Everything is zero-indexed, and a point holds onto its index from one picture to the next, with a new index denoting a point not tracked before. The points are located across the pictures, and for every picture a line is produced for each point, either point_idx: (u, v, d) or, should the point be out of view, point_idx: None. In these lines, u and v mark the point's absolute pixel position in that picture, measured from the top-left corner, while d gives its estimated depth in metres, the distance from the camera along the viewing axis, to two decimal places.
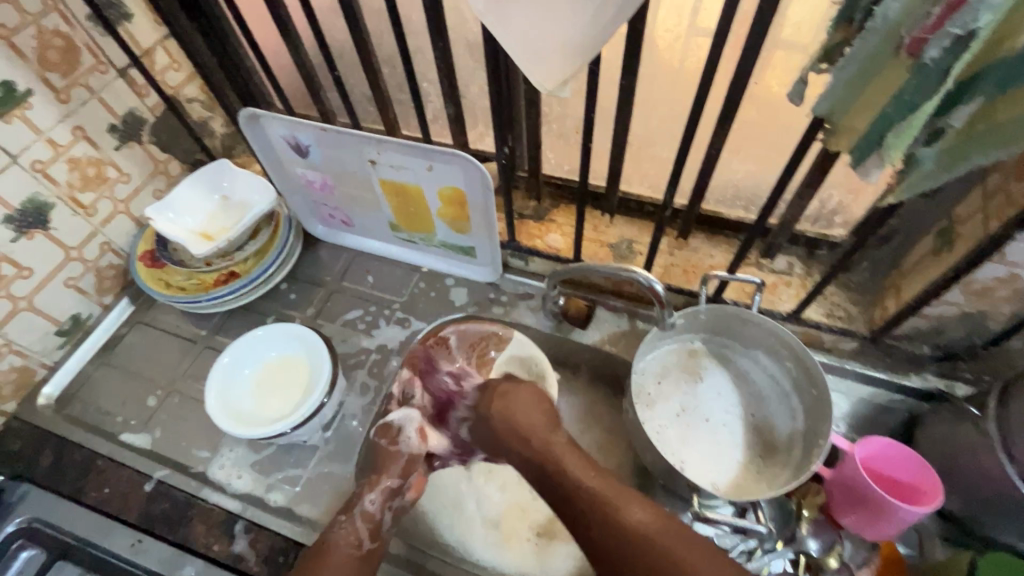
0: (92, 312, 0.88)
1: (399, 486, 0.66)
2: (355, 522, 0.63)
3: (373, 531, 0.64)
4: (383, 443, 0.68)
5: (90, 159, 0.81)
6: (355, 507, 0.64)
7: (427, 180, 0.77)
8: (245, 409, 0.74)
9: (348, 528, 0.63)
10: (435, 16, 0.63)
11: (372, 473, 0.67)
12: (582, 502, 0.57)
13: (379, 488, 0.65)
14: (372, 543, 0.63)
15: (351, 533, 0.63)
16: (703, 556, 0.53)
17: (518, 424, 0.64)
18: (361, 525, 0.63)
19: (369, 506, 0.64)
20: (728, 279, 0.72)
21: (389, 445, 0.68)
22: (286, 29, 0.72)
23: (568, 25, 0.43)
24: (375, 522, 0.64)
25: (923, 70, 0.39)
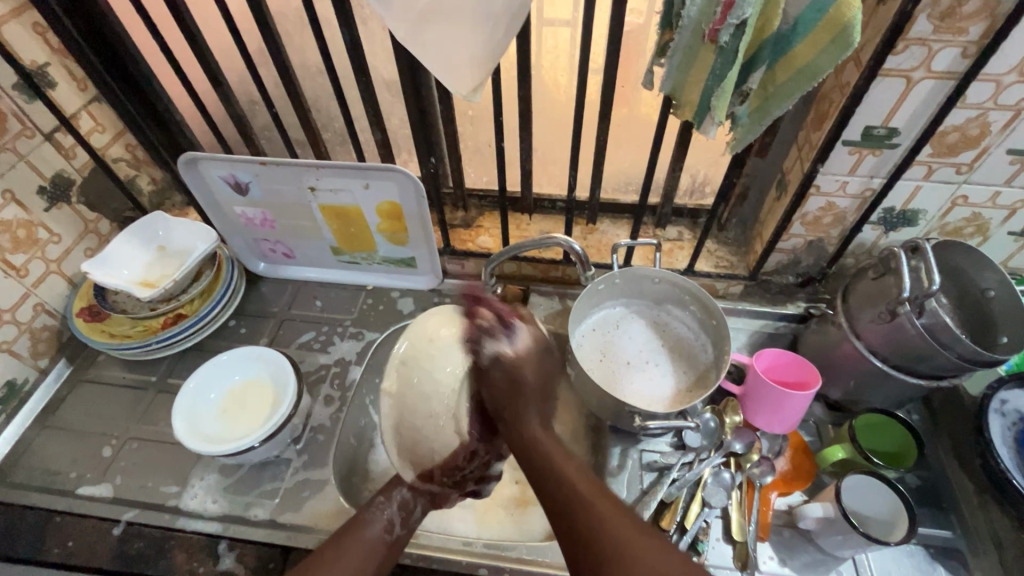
0: (28, 376, 0.86)
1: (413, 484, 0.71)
2: (395, 504, 0.68)
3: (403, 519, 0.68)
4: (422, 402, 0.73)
5: (20, 221, 0.83)
6: (394, 492, 0.69)
7: (365, 199, 0.86)
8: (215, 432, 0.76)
9: (381, 508, 0.68)
10: (358, 56, 0.75)
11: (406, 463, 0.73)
12: (573, 501, 0.56)
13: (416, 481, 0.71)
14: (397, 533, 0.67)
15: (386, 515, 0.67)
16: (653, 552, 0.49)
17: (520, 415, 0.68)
18: (395, 510, 0.68)
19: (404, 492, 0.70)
20: (632, 245, 0.87)
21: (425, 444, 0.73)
22: (218, 80, 0.80)
23: (474, 40, 0.56)
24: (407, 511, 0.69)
25: (722, 51, 0.56)
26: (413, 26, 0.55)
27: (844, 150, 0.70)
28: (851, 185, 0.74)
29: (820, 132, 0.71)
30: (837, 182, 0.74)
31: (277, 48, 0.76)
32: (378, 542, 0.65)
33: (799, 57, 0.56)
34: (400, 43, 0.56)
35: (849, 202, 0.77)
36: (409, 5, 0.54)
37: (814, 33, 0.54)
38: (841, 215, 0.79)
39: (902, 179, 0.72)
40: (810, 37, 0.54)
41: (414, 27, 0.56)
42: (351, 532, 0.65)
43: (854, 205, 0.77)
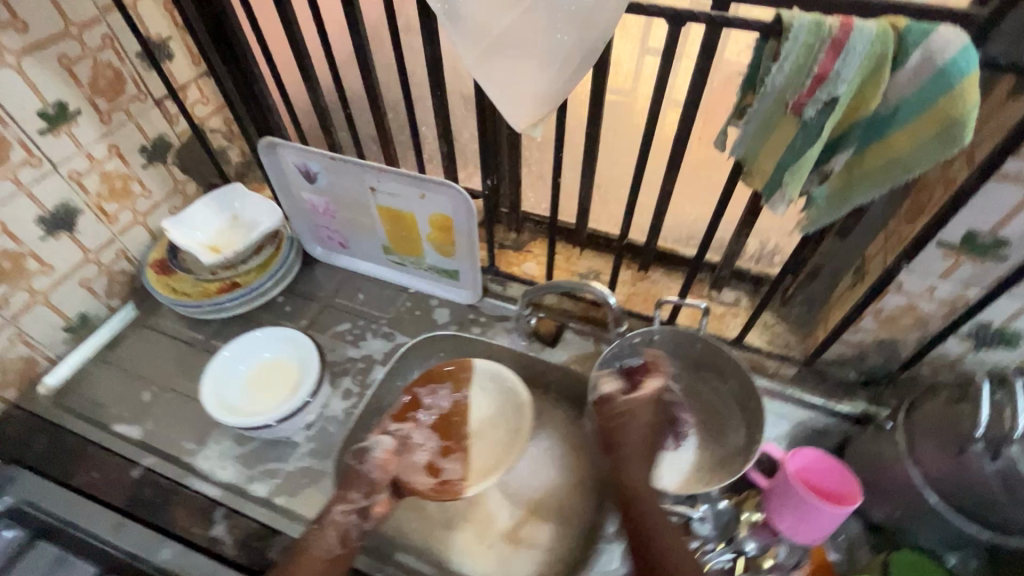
0: (100, 312, 0.95)
1: (366, 505, 0.71)
2: (322, 532, 0.69)
3: (344, 538, 0.69)
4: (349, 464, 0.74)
5: (119, 173, 0.91)
6: (326, 517, 0.70)
7: (420, 207, 0.87)
8: (237, 403, 0.80)
9: (318, 535, 0.68)
10: (436, 70, 0.76)
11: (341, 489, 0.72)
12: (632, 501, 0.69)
13: (348, 501, 0.71)
14: (343, 549, 0.69)
15: (329, 541, 0.68)
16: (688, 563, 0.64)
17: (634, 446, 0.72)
18: (332, 533, 0.69)
19: (337, 517, 0.70)
20: (679, 303, 0.82)
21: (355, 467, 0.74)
22: (308, 75, 0.85)
23: (542, 76, 0.55)
24: (342, 530, 0.69)
25: (806, 125, 0.51)
26: (482, 52, 0.54)
27: (937, 251, 0.62)
28: (941, 292, 0.65)
29: (913, 226, 0.63)
30: (924, 283, 0.66)
31: (364, 53, 0.78)
32: (312, 571, 0.66)
33: (895, 145, 0.50)
34: (467, 68, 0.56)
35: (936, 308, 0.67)
36: (480, 35, 0.53)
37: (918, 122, 0.47)
38: (923, 320, 0.70)
39: (1005, 296, 0.62)
40: (913, 122, 0.48)
41: (483, 54, 0.55)
42: (286, 570, 0.66)
43: (941, 313, 0.68)
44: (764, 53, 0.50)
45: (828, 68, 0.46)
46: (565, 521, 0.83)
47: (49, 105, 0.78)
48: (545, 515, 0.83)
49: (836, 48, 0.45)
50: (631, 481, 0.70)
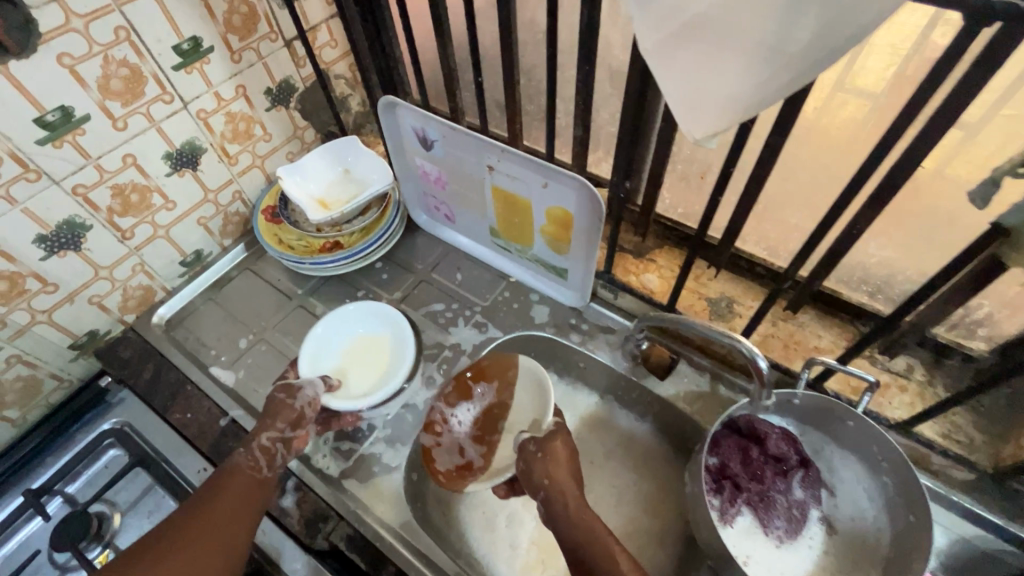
0: (213, 250, 0.97)
1: (286, 434, 0.70)
2: (253, 454, 0.68)
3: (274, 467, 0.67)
4: (280, 397, 0.73)
5: (243, 115, 0.89)
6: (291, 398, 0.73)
7: (539, 197, 0.77)
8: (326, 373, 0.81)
9: (244, 456, 0.67)
10: (589, 42, 0.62)
11: (264, 418, 0.71)
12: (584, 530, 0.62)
13: (273, 429, 0.70)
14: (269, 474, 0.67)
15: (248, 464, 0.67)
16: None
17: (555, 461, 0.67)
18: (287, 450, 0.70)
19: (263, 442, 0.69)
20: (836, 367, 0.64)
21: (286, 399, 0.73)
22: (441, 30, 0.75)
23: (743, 74, 0.41)
24: (269, 451, 0.69)
25: None
26: (667, 37, 0.42)
27: None
28: None
29: None
30: None
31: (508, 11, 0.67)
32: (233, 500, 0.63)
33: None
34: (642, 56, 0.43)
35: None
36: (672, 13, 0.40)
37: None
38: None
39: None
40: None
41: (667, 40, 0.42)
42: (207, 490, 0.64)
43: None
44: None
45: None
46: None
47: (184, 40, 0.76)
48: None
49: None
50: (571, 501, 0.64)
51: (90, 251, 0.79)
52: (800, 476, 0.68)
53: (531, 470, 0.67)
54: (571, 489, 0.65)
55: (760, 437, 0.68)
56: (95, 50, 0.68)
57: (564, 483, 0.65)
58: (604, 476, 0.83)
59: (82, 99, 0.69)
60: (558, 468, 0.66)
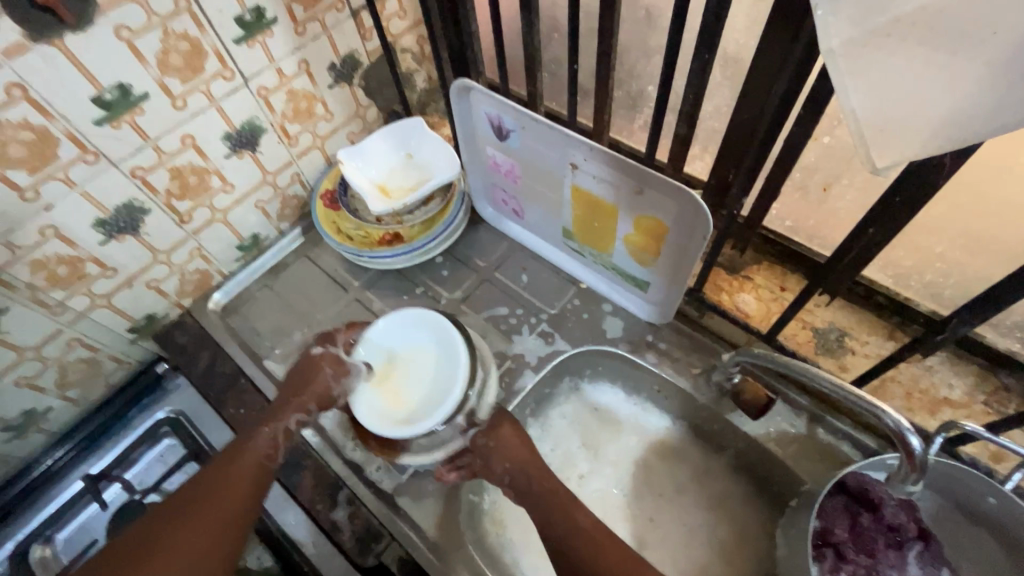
0: (270, 234, 0.93)
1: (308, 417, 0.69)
2: (276, 435, 0.67)
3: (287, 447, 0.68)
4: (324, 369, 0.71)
5: (305, 92, 0.83)
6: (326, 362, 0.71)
7: (628, 203, 0.67)
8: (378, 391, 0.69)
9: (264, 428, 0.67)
10: (717, 25, 0.51)
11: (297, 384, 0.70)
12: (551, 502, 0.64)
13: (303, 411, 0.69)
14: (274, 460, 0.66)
15: (267, 444, 0.67)
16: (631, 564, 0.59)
17: (501, 442, 0.67)
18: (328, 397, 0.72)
19: (291, 424, 0.68)
20: (982, 436, 0.53)
21: (330, 375, 0.70)
22: (530, 3, 0.65)
23: (976, 92, 0.30)
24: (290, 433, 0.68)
25: None
26: (868, 35, 0.31)
27: None
28: None
29: None
30: None
31: None
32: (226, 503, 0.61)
33: None
34: (824, 56, 0.33)
35: None
36: (884, 1, 0.30)
37: None
38: None
39: None
40: None
41: (868, 38, 0.31)
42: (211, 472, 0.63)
43: None
44: None
45: None
46: None
47: (247, 10, 0.69)
48: None
49: None
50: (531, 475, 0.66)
51: (148, 235, 0.76)
52: (917, 551, 0.58)
53: (489, 459, 0.67)
54: (529, 464, 0.67)
55: (868, 499, 0.58)
56: (154, 22, 0.62)
57: (524, 461, 0.67)
58: (674, 512, 0.76)
59: (140, 75, 0.64)
60: (512, 453, 0.67)
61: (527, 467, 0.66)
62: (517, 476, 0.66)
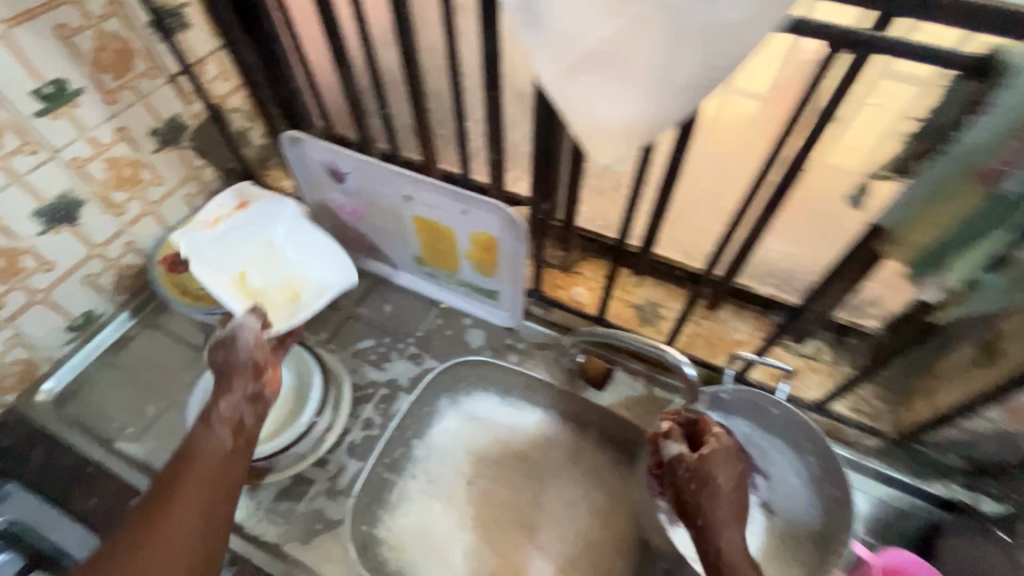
0: (106, 310, 0.87)
1: (254, 388, 0.65)
2: (211, 425, 0.62)
3: (236, 432, 0.63)
4: (221, 357, 0.66)
5: (127, 159, 0.81)
6: (209, 415, 0.63)
7: (460, 223, 0.76)
8: None
9: (207, 432, 0.62)
10: (493, 66, 0.63)
11: (217, 388, 0.65)
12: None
13: (230, 392, 0.64)
14: (238, 441, 0.63)
15: (231, 412, 0.63)
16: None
17: (713, 499, 0.58)
18: (221, 428, 0.62)
19: (222, 410, 0.63)
20: (755, 360, 0.70)
21: (226, 351, 0.66)
22: (341, 59, 0.72)
23: (643, 104, 0.42)
24: (234, 421, 0.63)
25: (997, 200, 0.38)
26: (567, 69, 0.42)
27: None
28: None
29: None
30: None
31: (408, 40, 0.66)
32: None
33: None
34: (545, 88, 0.43)
35: None
36: (569, 43, 0.40)
37: None
38: None
39: None
40: None
41: (568, 72, 0.42)
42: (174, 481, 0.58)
43: None
44: (952, 101, 0.37)
45: None
46: None
47: (45, 84, 0.68)
48: None
49: None
50: (729, 548, 0.57)
51: None
52: None
53: (686, 505, 0.60)
54: (728, 533, 0.57)
55: (698, 418, 0.66)
56: None
57: (726, 528, 0.57)
58: (558, 491, 0.82)
59: None
60: (719, 510, 0.58)
61: (727, 544, 0.57)
62: (716, 548, 0.57)
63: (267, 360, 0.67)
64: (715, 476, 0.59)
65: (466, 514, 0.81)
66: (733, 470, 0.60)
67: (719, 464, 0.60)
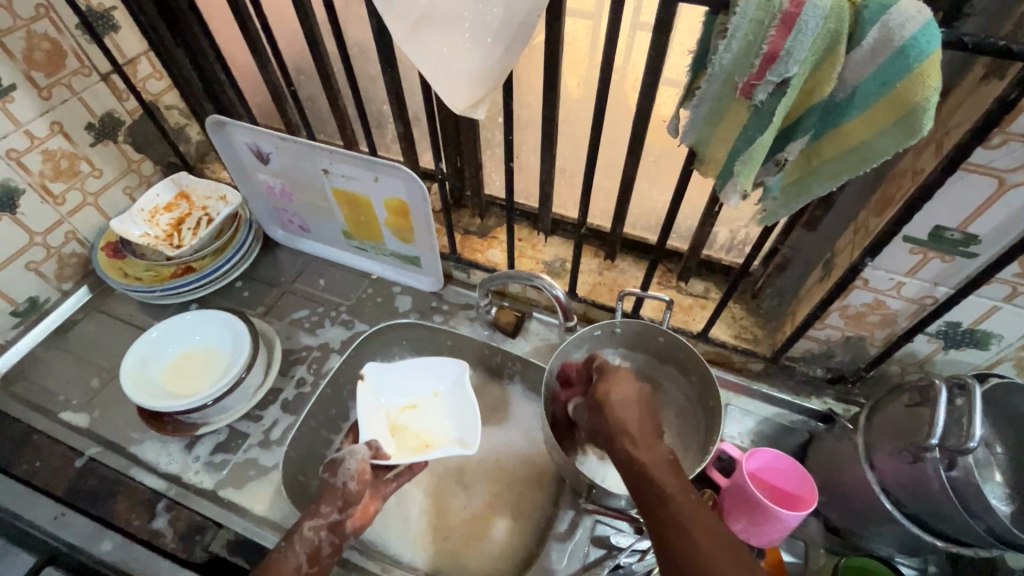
0: (50, 296, 0.92)
1: (341, 517, 0.66)
2: (296, 545, 0.64)
3: (314, 557, 0.64)
4: (325, 478, 0.70)
5: (64, 152, 0.87)
6: (295, 533, 0.65)
7: (374, 191, 0.83)
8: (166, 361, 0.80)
9: (287, 552, 0.63)
10: (383, 43, 0.71)
11: (314, 502, 0.67)
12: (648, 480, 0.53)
13: (319, 516, 0.66)
14: (312, 568, 0.64)
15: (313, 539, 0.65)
16: (726, 553, 0.48)
17: (613, 410, 0.59)
18: (301, 550, 0.64)
19: (307, 532, 0.65)
20: (642, 295, 0.78)
21: (331, 477, 0.69)
22: (255, 48, 0.80)
23: (475, 52, 0.50)
24: (315, 548, 0.64)
25: (757, 110, 0.47)
26: (411, 27, 0.50)
27: (903, 246, 0.58)
28: (909, 288, 0.62)
29: (880, 220, 0.59)
30: (892, 280, 0.62)
31: (309, 25, 0.74)
32: None
33: (853, 132, 0.45)
34: (397, 44, 0.51)
35: (903, 306, 0.64)
36: (409, 7, 0.49)
37: (875, 108, 0.43)
38: (890, 317, 0.66)
39: (975, 294, 0.59)
40: (869, 112, 0.44)
41: (412, 29, 0.51)
42: None
43: (908, 311, 0.64)
44: (710, 31, 0.46)
45: (779, 47, 0.42)
46: (520, 515, 0.81)
47: None
48: (501, 510, 0.82)
49: (787, 23, 0.41)
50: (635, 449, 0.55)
51: None
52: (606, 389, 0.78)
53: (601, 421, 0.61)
54: (634, 433, 0.57)
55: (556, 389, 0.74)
56: None
57: (632, 429, 0.57)
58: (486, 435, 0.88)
59: None
60: (619, 412, 0.59)
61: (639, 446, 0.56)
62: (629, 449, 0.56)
63: (361, 489, 0.68)
64: (611, 391, 0.61)
65: None
66: (632, 384, 0.62)
67: (614, 380, 0.62)
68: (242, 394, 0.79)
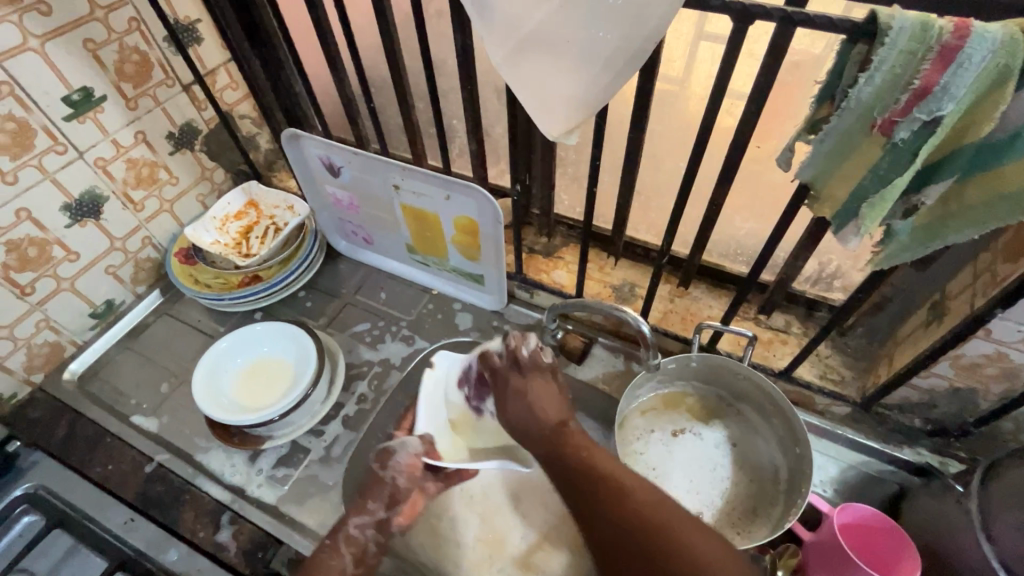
0: (125, 299, 0.95)
1: (387, 517, 0.69)
2: (339, 546, 0.64)
3: (359, 557, 0.64)
4: (376, 468, 0.71)
5: (146, 160, 0.89)
6: (340, 532, 0.65)
7: (444, 209, 0.82)
8: (236, 368, 0.81)
9: (333, 553, 0.63)
10: (467, 62, 0.70)
11: (359, 498, 0.68)
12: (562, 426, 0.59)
13: (365, 515, 0.67)
14: (358, 568, 0.64)
15: (364, 536, 0.66)
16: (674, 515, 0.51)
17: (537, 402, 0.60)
18: (348, 551, 0.64)
19: (353, 532, 0.65)
20: (720, 329, 0.73)
21: (380, 469, 0.71)
22: (335, 63, 0.80)
23: (578, 81, 0.48)
24: (360, 549, 0.65)
25: (894, 149, 0.42)
26: (511, 52, 0.48)
27: None
28: None
29: (1013, 266, 0.53)
30: (1021, 332, 0.56)
31: (392, 42, 0.73)
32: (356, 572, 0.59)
33: (1009, 177, 0.41)
34: (495, 68, 0.49)
35: None
36: (511, 31, 0.46)
37: None
38: (1012, 371, 0.60)
39: None
40: None
41: (512, 54, 0.48)
42: None
43: None
44: (846, 62, 0.42)
45: (933, 82, 0.38)
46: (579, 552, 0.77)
47: (74, 91, 0.77)
48: (560, 544, 0.78)
49: (946, 57, 0.37)
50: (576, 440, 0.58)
51: None
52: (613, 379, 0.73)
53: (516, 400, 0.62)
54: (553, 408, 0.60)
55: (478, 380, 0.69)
56: None
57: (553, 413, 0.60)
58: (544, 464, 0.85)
59: None
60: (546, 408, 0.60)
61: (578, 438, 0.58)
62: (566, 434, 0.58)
63: (410, 487, 0.71)
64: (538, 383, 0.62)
65: (456, 484, 0.82)
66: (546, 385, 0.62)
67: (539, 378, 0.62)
68: (307, 408, 0.78)
